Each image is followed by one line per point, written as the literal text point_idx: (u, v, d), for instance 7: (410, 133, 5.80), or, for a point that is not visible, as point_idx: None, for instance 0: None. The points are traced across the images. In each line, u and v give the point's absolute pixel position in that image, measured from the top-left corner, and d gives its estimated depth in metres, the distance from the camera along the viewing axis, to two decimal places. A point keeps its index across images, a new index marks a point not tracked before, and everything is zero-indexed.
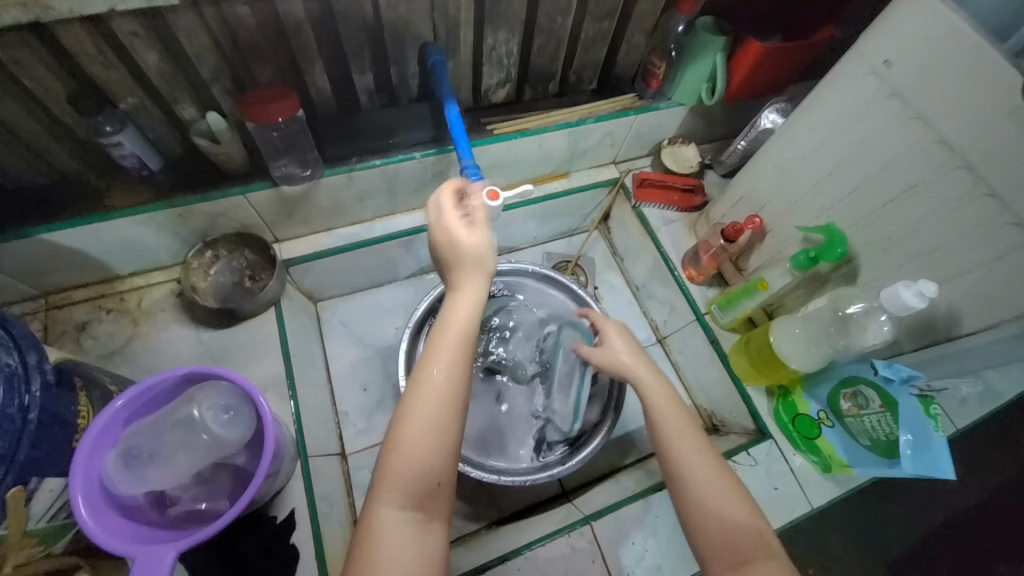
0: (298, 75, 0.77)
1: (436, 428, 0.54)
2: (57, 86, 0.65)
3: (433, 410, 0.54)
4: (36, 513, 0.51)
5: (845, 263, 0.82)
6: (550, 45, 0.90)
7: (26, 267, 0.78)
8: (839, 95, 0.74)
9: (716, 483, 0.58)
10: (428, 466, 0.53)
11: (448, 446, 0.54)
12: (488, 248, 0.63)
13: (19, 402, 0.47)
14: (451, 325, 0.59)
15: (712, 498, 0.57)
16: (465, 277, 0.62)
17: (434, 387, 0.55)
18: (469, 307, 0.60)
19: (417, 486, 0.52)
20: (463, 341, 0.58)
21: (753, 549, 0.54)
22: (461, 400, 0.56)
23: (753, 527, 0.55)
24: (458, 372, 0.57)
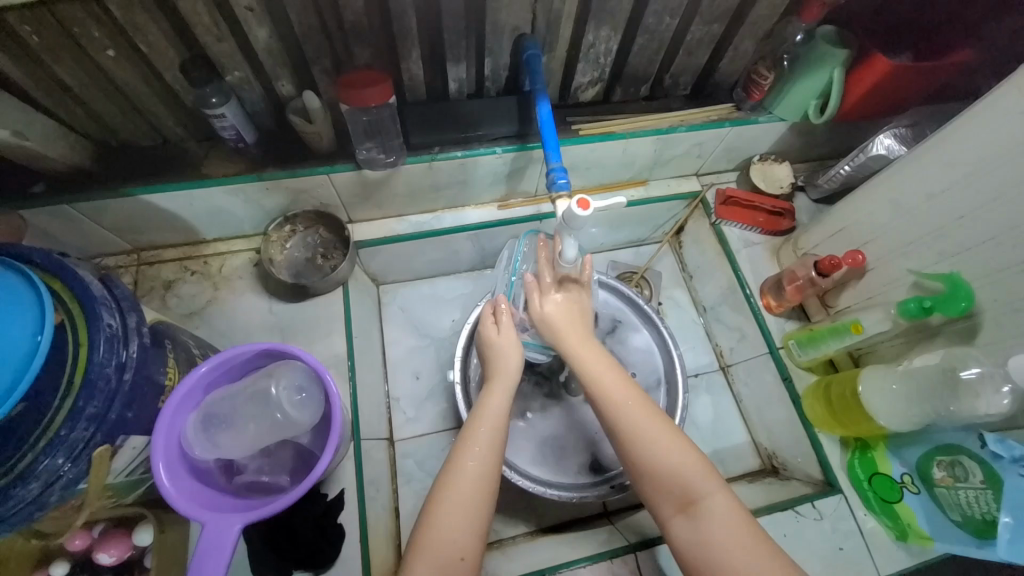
0: (394, 59, 0.77)
1: (463, 511, 0.58)
2: (172, 56, 0.68)
3: (461, 493, 0.59)
4: (117, 469, 0.54)
5: (962, 318, 0.74)
6: (651, 47, 0.85)
7: (126, 223, 0.82)
8: (987, 129, 0.65)
9: (649, 428, 0.60)
10: (453, 545, 0.57)
11: (473, 529, 0.58)
12: (516, 351, 0.70)
13: (117, 361, 0.50)
14: (483, 417, 0.65)
15: (651, 440, 0.60)
16: (500, 377, 0.69)
17: (462, 474, 0.60)
18: (500, 403, 0.66)
19: (442, 561, 0.56)
20: (493, 433, 0.64)
21: (695, 484, 0.57)
22: (489, 492, 0.60)
23: (691, 461, 0.58)
24: (488, 460, 0.62)
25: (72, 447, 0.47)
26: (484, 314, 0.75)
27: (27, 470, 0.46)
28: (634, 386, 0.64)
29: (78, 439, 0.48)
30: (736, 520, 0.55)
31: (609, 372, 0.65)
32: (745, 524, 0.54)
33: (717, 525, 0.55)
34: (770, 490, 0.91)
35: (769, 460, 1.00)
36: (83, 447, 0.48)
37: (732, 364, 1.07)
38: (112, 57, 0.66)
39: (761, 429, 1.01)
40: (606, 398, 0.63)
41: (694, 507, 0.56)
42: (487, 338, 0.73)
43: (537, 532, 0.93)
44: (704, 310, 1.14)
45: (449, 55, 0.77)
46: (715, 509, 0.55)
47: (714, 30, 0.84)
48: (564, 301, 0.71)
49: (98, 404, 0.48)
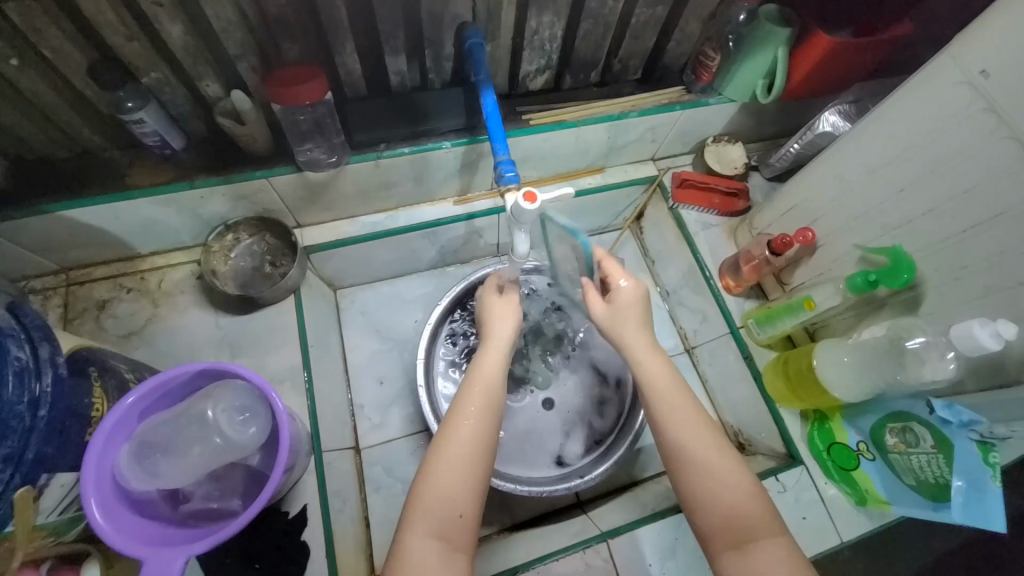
0: (328, 53, 0.73)
1: (466, 467, 0.56)
2: (77, 57, 0.62)
3: (465, 451, 0.57)
4: (45, 508, 0.50)
5: (906, 290, 0.76)
6: (597, 31, 0.83)
7: (48, 242, 0.76)
8: (922, 103, 0.66)
9: (712, 461, 0.58)
10: (451, 501, 0.55)
11: (473, 487, 0.56)
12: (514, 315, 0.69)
13: (28, 396, 0.46)
14: (484, 376, 0.62)
15: (714, 475, 0.58)
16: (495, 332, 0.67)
17: (465, 436, 0.58)
18: (502, 359, 0.65)
19: (444, 519, 0.54)
20: (492, 388, 0.61)
21: (755, 527, 0.55)
22: (491, 448, 0.59)
23: (756, 505, 0.56)
24: (488, 416, 0.60)
25: None
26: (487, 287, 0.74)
27: None
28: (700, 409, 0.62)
29: None
30: (792, 568, 0.53)
31: (666, 380, 0.63)
32: (804, 572, 0.52)
33: (770, 569, 0.53)
34: None
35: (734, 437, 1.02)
36: (3, 490, 0.45)
37: (696, 345, 1.09)
38: (14, 66, 0.60)
39: (726, 407, 1.03)
40: (667, 409, 0.61)
41: (751, 548, 0.54)
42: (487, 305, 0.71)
43: (512, 528, 0.93)
44: (667, 294, 1.15)
45: (387, 47, 0.73)
46: (773, 557, 0.53)
47: (658, 12, 0.83)
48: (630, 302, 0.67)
49: (12, 443, 0.45)
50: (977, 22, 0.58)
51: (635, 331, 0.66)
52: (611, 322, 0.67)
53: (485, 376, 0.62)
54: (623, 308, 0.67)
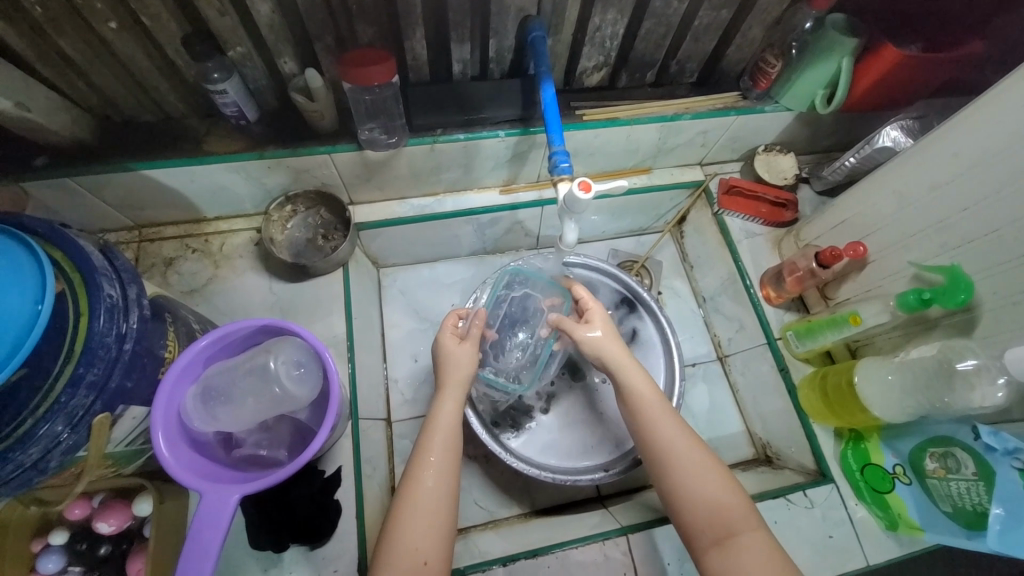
0: (398, 37, 0.75)
1: (429, 523, 0.60)
2: (173, 27, 0.67)
3: (428, 505, 0.60)
4: (118, 437, 0.55)
5: (962, 311, 0.73)
6: (659, 31, 0.84)
7: (127, 200, 0.82)
8: (994, 121, 0.64)
9: (688, 455, 0.62)
10: (414, 551, 0.58)
11: (437, 544, 0.59)
12: (472, 355, 0.73)
13: (117, 331, 0.51)
14: (437, 425, 0.67)
15: (690, 468, 0.62)
16: (451, 385, 0.70)
17: (424, 491, 0.61)
18: (455, 406, 0.69)
19: (407, 564, 0.57)
20: (448, 442, 0.66)
21: (734, 520, 0.58)
22: (451, 499, 0.62)
23: (735, 500, 0.60)
24: (449, 474, 0.64)
25: (72, 414, 0.48)
26: (447, 320, 0.76)
27: (27, 435, 0.46)
28: (674, 414, 0.67)
29: (78, 406, 0.48)
30: (773, 559, 0.56)
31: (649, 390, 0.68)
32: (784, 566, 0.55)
33: (752, 561, 0.56)
34: (763, 479, 0.92)
35: (762, 449, 1.01)
36: (84, 414, 0.49)
37: (729, 354, 1.08)
38: (113, 29, 0.65)
39: (755, 418, 1.02)
40: (644, 419, 0.66)
41: (731, 542, 0.57)
42: (444, 343, 0.74)
43: (531, 514, 0.94)
44: (703, 301, 1.15)
45: (453, 35, 0.76)
46: (755, 546, 0.57)
47: (722, 15, 0.83)
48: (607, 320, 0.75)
49: (99, 371, 0.49)
50: None
51: (611, 339, 0.72)
52: (586, 347, 0.73)
53: (443, 435, 0.66)
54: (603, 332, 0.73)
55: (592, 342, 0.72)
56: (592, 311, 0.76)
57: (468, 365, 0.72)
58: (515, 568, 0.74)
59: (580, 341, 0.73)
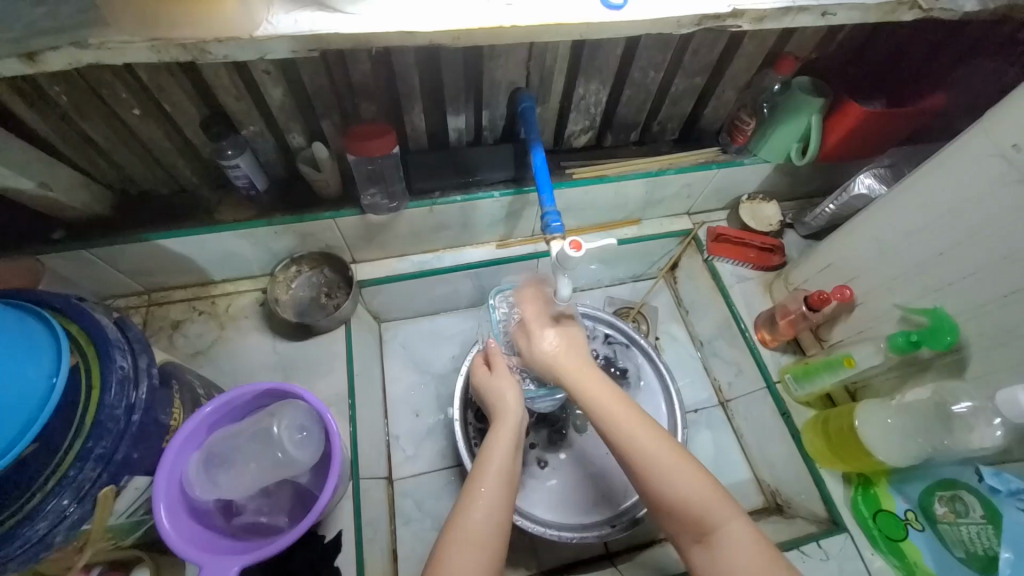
0: (398, 112, 0.82)
1: (476, 553, 0.58)
2: (192, 112, 0.73)
3: (473, 534, 0.59)
4: (120, 509, 0.54)
5: (951, 352, 0.75)
6: (639, 97, 0.91)
7: (139, 267, 0.86)
8: (957, 172, 0.68)
9: (660, 455, 0.60)
10: None
11: (483, 573, 0.57)
12: (511, 385, 0.74)
13: (126, 402, 0.52)
14: (491, 451, 0.67)
15: (660, 469, 0.59)
16: (502, 416, 0.71)
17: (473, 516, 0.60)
18: (511, 429, 0.69)
19: None
20: (503, 465, 0.65)
21: (713, 514, 0.56)
22: (502, 527, 0.61)
23: (708, 492, 0.57)
24: (496, 500, 0.62)
25: (78, 488, 0.49)
26: (476, 362, 0.81)
27: (35, 511, 0.47)
28: (637, 412, 0.64)
29: (85, 480, 0.49)
30: (757, 551, 0.54)
31: (607, 393, 0.66)
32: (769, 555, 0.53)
33: (738, 556, 0.54)
34: (774, 530, 0.90)
35: (772, 497, 0.99)
36: (90, 487, 0.49)
37: (731, 398, 1.08)
38: (137, 116, 0.71)
39: (762, 465, 1.00)
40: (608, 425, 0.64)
41: (713, 536, 0.56)
42: (480, 380, 0.77)
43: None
44: (701, 345, 1.16)
45: (449, 108, 0.82)
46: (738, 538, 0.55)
47: (696, 82, 0.90)
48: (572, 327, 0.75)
49: (106, 444, 0.50)
50: (1005, 101, 0.62)
51: (577, 344, 0.73)
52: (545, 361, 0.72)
53: (497, 459, 0.66)
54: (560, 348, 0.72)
55: (552, 353, 0.71)
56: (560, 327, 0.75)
57: (514, 394, 0.73)
58: None
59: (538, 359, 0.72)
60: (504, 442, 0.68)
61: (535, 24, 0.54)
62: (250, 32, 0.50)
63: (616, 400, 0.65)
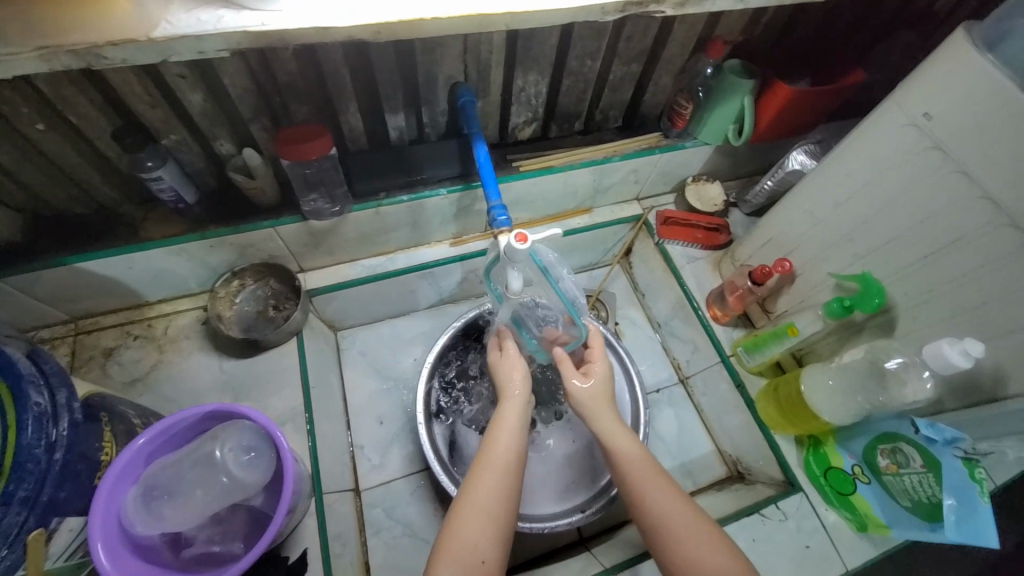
0: (333, 113, 0.79)
1: (489, 519, 0.59)
2: (103, 122, 0.68)
3: (486, 501, 0.60)
4: (56, 552, 0.50)
5: (882, 313, 0.80)
6: (578, 86, 0.91)
7: (60, 294, 0.79)
8: (875, 144, 0.72)
9: (689, 529, 0.60)
10: (473, 548, 0.57)
11: (492, 543, 0.58)
12: (520, 365, 0.76)
13: (46, 440, 0.48)
14: (498, 428, 0.68)
15: (691, 542, 0.60)
16: (510, 399, 0.72)
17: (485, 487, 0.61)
18: (518, 412, 0.70)
19: (465, 563, 0.56)
20: (513, 443, 0.66)
21: None
22: (512, 502, 0.62)
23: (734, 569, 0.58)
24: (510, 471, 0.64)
25: (4, 534, 0.45)
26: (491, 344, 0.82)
27: None
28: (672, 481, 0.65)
29: (10, 525, 0.45)
30: None
31: (642, 459, 0.66)
32: None
33: None
34: (737, 496, 0.93)
35: (733, 466, 1.03)
36: (18, 532, 0.45)
37: (690, 375, 1.11)
38: (40, 130, 0.65)
39: (722, 436, 1.04)
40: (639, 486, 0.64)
41: None
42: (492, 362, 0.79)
43: (515, 568, 0.91)
44: (658, 326, 1.19)
45: (386, 106, 0.80)
46: None
47: (633, 68, 0.91)
48: (604, 377, 0.75)
49: (29, 486, 0.46)
50: (914, 74, 0.66)
51: (602, 397, 0.73)
52: (581, 400, 0.73)
53: (506, 437, 0.66)
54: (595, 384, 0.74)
55: (579, 398, 0.73)
56: (594, 364, 0.76)
57: (523, 376, 0.75)
58: None
59: (573, 392, 0.73)
60: (512, 424, 0.68)
61: (459, 16, 0.53)
62: (147, 34, 0.47)
63: (651, 466, 0.66)
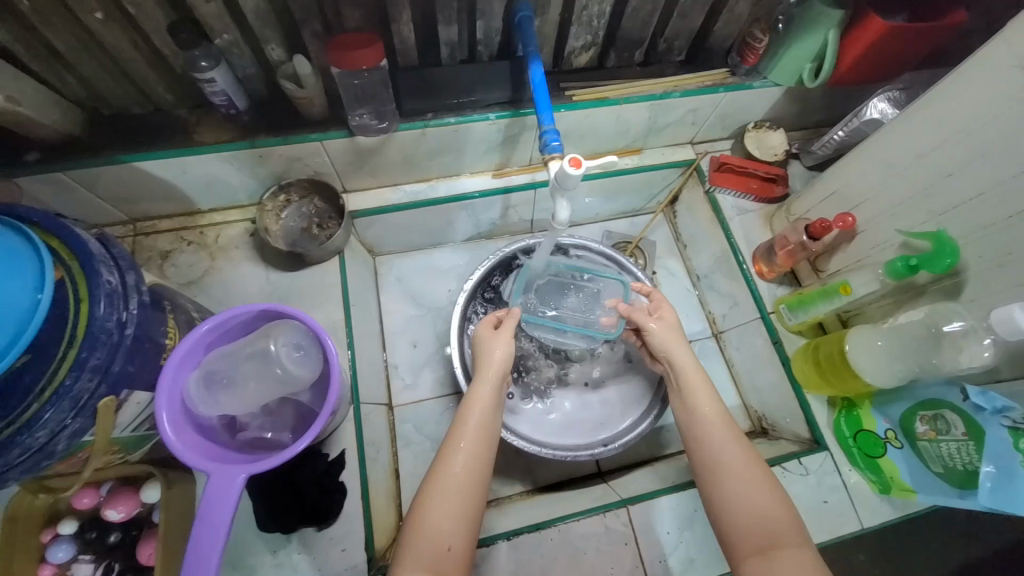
0: (385, 21, 0.75)
1: (457, 504, 0.58)
2: (159, 16, 0.66)
3: (455, 486, 0.59)
4: (123, 423, 0.56)
5: (948, 277, 0.75)
6: (645, 8, 0.84)
7: (121, 193, 0.82)
8: (977, 87, 0.65)
9: (736, 466, 0.61)
10: (440, 535, 0.56)
11: (459, 527, 0.57)
12: (508, 345, 0.73)
13: (117, 317, 0.52)
14: (470, 410, 0.66)
15: (742, 477, 0.60)
16: (487, 375, 0.70)
17: (452, 475, 0.60)
18: (490, 392, 0.68)
19: (431, 547, 0.56)
20: (484, 424, 0.65)
21: (783, 534, 0.56)
22: (479, 488, 0.61)
23: (784, 509, 0.58)
24: (478, 455, 0.63)
25: (77, 398, 0.49)
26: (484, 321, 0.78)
27: (33, 419, 0.47)
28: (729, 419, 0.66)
29: (83, 390, 0.49)
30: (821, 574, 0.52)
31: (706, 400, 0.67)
32: None
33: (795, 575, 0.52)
34: (758, 449, 0.94)
35: (758, 421, 1.03)
36: (88, 398, 0.50)
37: (724, 330, 1.09)
38: (100, 20, 0.65)
39: (751, 393, 1.04)
40: (694, 426, 0.66)
41: (775, 553, 0.54)
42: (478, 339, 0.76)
43: (534, 491, 0.96)
44: (697, 279, 1.16)
45: (440, 18, 0.76)
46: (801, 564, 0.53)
47: None
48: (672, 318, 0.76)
49: (101, 355, 0.50)
50: None
51: (671, 335, 0.74)
52: (654, 339, 0.74)
53: (477, 415, 0.66)
54: (665, 325, 0.75)
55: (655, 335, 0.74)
56: (662, 304, 0.78)
57: (504, 354, 0.72)
58: (519, 541, 0.76)
59: (649, 334, 0.75)
60: (485, 403, 0.67)
61: None
62: None
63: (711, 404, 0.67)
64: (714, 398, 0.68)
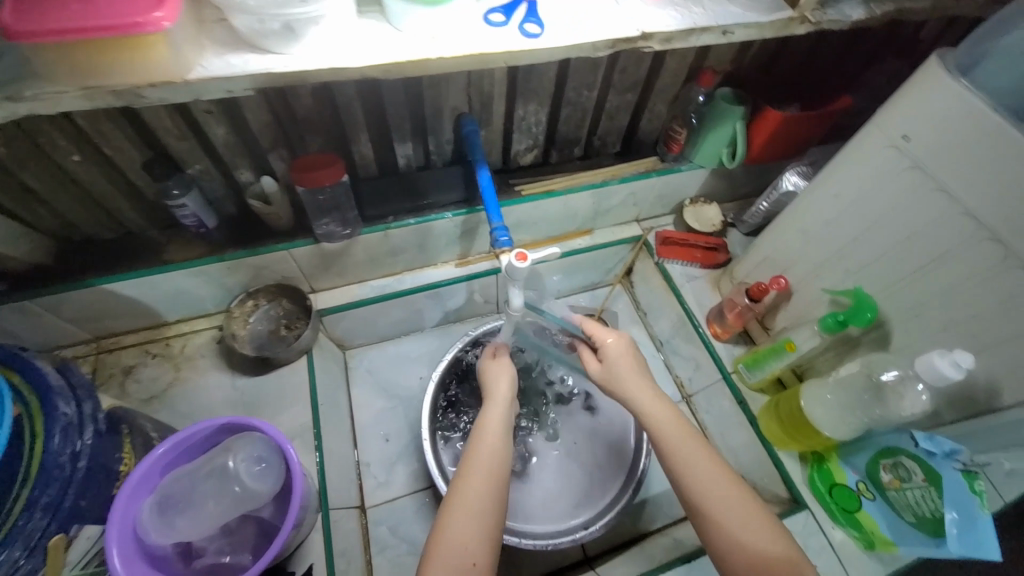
0: (345, 143, 0.84)
1: (479, 521, 0.60)
2: (133, 154, 0.73)
3: (478, 505, 0.61)
4: (74, 560, 0.53)
5: (876, 327, 0.82)
6: (576, 115, 0.96)
7: (86, 314, 0.84)
8: (859, 166, 0.75)
9: (720, 492, 0.61)
10: (464, 552, 0.58)
11: (486, 541, 0.59)
12: (511, 370, 0.77)
13: (71, 449, 0.51)
14: (484, 430, 0.69)
15: (732, 511, 0.60)
16: (494, 400, 0.73)
17: (475, 493, 0.61)
18: (503, 415, 0.71)
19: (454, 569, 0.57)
20: (495, 447, 0.67)
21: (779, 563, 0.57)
22: (499, 508, 0.62)
23: (781, 545, 0.58)
24: (496, 472, 0.65)
25: (27, 539, 0.47)
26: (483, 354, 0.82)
27: None
28: (706, 445, 0.65)
29: (35, 529, 0.48)
30: None
31: (670, 422, 0.67)
32: None
33: None
34: None
35: None
36: (40, 537, 0.48)
37: (693, 393, 1.11)
38: (77, 161, 0.70)
39: (726, 454, 1.03)
40: (672, 453, 0.65)
41: None
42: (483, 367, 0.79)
43: None
44: (661, 344, 1.20)
45: (395, 136, 0.85)
46: None
47: (628, 98, 0.96)
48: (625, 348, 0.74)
49: (54, 492, 0.49)
50: (892, 99, 0.69)
51: (629, 366, 0.73)
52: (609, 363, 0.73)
53: (488, 442, 0.67)
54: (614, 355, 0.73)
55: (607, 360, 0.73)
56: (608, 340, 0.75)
57: (507, 376, 0.76)
58: None
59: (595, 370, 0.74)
60: (494, 426, 0.69)
61: (463, 55, 0.58)
62: (183, 76, 0.52)
63: (678, 426, 0.67)
64: (680, 423, 0.67)
